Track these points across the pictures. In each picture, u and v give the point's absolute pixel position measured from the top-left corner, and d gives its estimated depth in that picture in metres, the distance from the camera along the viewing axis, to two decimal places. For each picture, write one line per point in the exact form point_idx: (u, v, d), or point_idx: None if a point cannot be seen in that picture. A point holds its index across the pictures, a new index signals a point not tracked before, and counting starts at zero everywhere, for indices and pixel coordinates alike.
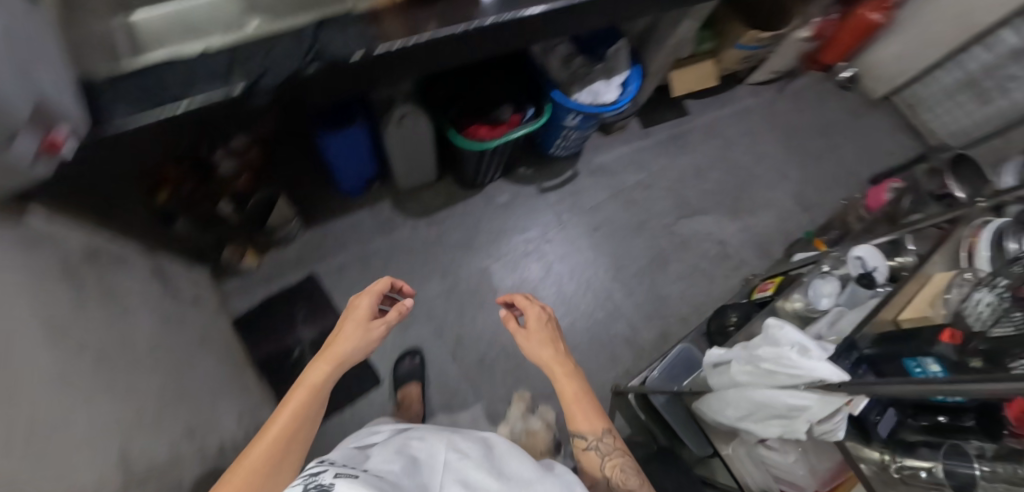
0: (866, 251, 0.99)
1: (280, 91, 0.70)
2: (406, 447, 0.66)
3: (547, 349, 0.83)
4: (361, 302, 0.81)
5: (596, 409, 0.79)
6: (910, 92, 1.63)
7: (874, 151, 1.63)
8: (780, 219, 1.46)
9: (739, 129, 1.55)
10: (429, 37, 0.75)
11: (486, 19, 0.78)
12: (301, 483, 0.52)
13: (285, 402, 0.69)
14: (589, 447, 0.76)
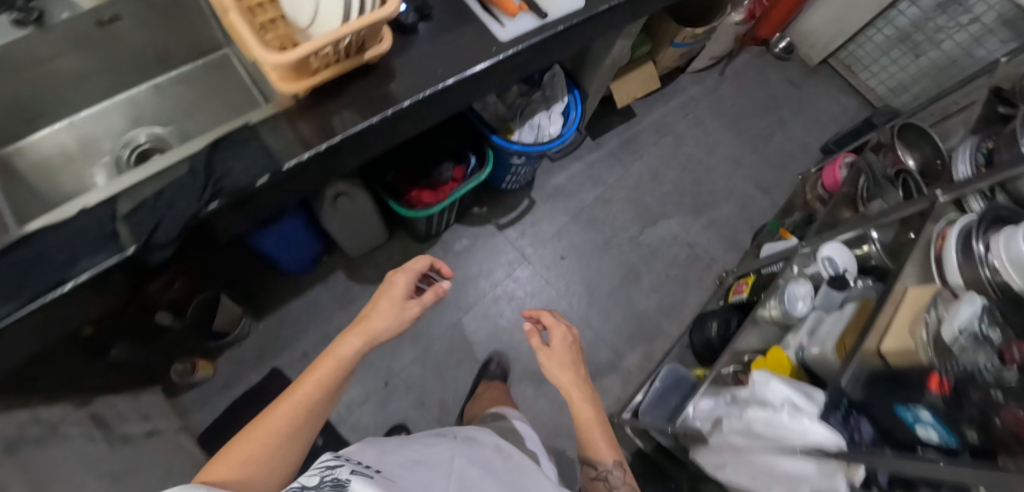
0: (834, 249, 0.99)
1: (183, 235, 0.60)
2: (429, 447, 0.65)
3: (568, 372, 0.79)
4: (395, 277, 0.75)
5: (610, 440, 0.76)
6: (845, 53, 1.63)
7: (821, 117, 1.63)
8: (742, 208, 1.45)
9: (688, 121, 1.51)
10: (341, 135, 0.66)
11: (404, 100, 0.69)
12: (314, 476, 0.46)
13: (308, 372, 0.61)
14: (599, 477, 0.74)
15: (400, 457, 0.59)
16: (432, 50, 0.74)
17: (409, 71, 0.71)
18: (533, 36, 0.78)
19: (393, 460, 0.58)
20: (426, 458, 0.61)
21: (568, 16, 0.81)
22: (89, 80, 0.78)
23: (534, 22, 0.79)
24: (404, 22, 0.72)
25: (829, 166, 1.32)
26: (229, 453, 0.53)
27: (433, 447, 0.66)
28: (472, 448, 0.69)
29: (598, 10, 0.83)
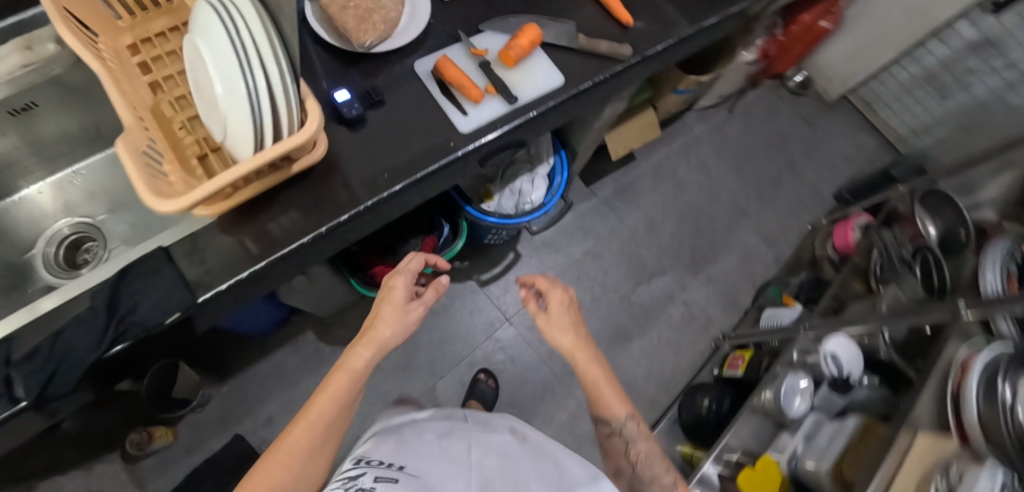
0: (838, 344, 0.89)
1: (85, 378, 0.54)
2: (452, 439, 0.66)
3: (570, 332, 0.67)
4: (399, 278, 0.64)
5: (621, 393, 0.65)
6: (866, 89, 1.49)
7: (837, 159, 1.50)
8: (745, 263, 1.34)
9: (690, 165, 1.40)
10: (266, 261, 0.58)
11: (341, 213, 0.61)
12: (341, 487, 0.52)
13: (321, 388, 0.55)
14: (613, 434, 0.65)
15: (422, 452, 0.61)
16: (381, 145, 0.64)
17: (352, 173, 0.63)
18: (498, 126, 0.68)
19: (415, 455, 0.60)
20: (450, 451, 0.62)
21: (544, 96, 0.70)
22: (13, 164, 0.70)
23: (501, 108, 0.69)
24: (347, 116, 0.63)
25: (841, 224, 1.22)
26: (248, 485, 0.48)
27: (455, 439, 0.66)
28: (494, 433, 0.69)
29: (579, 87, 0.72)
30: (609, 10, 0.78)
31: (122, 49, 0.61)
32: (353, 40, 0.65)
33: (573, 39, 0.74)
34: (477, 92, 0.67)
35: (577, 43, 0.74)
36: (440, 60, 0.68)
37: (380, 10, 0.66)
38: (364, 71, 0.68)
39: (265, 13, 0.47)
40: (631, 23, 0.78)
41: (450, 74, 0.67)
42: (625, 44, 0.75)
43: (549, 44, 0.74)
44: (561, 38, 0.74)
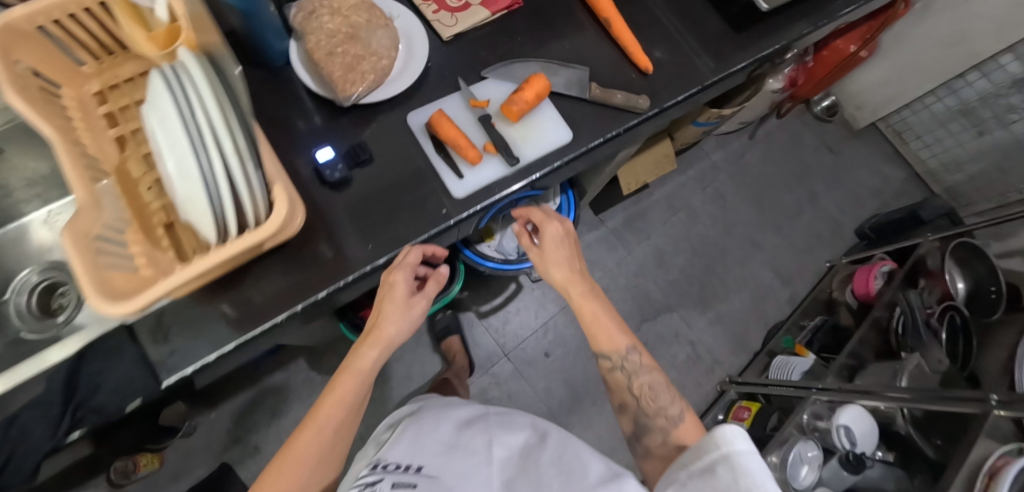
0: (851, 417, 0.84)
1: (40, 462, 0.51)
2: (471, 428, 0.60)
3: (563, 267, 0.63)
4: (398, 273, 0.55)
5: (622, 324, 0.63)
6: (897, 118, 1.40)
7: (863, 192, 1.41)
8: (757, 302, 1.28)
9: (705, 194, 1.33)
10: (235, 341, 0.53)
11: (319, 288, 0.56)
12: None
13: (329, 395, 0.52)
14: (614, 369, 0.63)
15: (439, 448, 0.56)
16: (370, 212, 0.59)
17: (336, 245, 0.58)
18: (496, 191, 0.62)
19: (431, 449, 0.55)
20: (466, 439, 0.57)
21: (549, 155, 0.64)
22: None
23: (501, 170, 0.63)
24: (329, 179, 0.57)
25: (862, 269, 1.14)
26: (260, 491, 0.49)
27: (474, 426, 0.60)
28: (516, 423, 0.60)
29: (587, 146, 0.66)
30: (627, 53, 0.71)
31: (89, 97, 0.56)
32: (339, 91, 0.59)
33: (585, 89, 0.67)
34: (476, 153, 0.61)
35: (589, 94, 0.67)
36: (438, 114, 0.61)
37: (371, 57, 0.60)
38: (355, 124, 0.62)
39: (228, 99, 0.44)
40: (650, 68, 0.71)
41: (447, 132, 0.61)
42: (643, 95, 0.68)
43: (558, 93, 0.67)
44: (572, 87, 0.68)
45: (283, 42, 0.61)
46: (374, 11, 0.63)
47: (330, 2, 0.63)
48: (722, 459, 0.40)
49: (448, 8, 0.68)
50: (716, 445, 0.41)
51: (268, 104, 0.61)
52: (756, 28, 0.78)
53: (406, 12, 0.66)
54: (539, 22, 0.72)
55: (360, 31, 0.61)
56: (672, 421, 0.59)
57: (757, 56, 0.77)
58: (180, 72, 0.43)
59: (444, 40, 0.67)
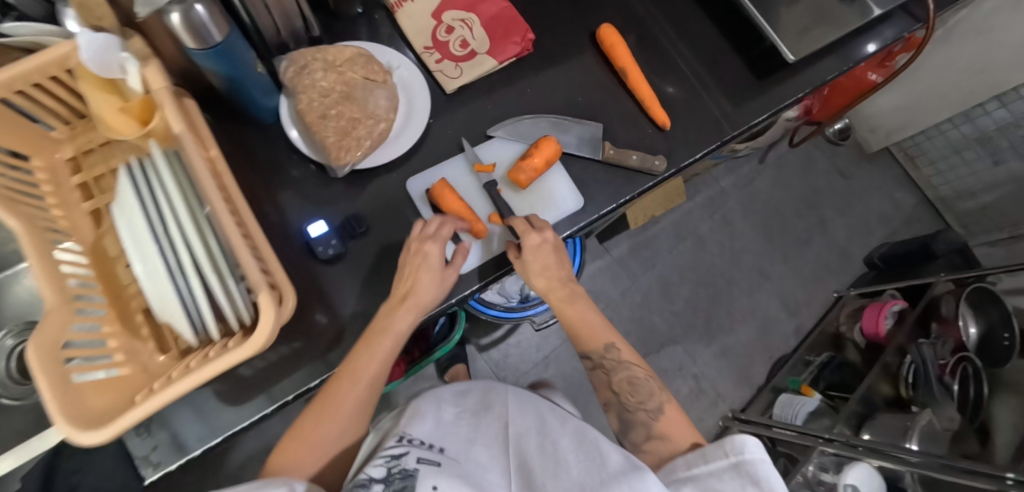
0: (861, 477, 0.80)
1: None
2: (489, 412, 0.63)
3: (541, 277, 0.58)
4: (429, 246, 0.52)
5: (604, 321, 0.61)
6: (911, 143, 1.34)
7: (875, 219, 1.36)
8: (763, 334, 1.25)
9: (713, 222, 1.29)
10: (223, 436, 0.53)
11: (315, 376, 0.55)
12: (382, 466, 0.49)
13: (352, 366, 0.51)
14: (594, 367, 0.61)
15: (462, 420, 0.61)
16: (370, 286, 0.57)
17: (336, 321, 0.56)
18: (501, 265, 0.60)
19: (454, 426, 0.59)
20: (484, 431, 0.59)
21: (558, 225, 0.62)
22: None
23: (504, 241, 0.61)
24: (321, 257, 0.55)
25: (873, 307, 1.10)
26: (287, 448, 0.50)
27: (492, 407, 0.64)
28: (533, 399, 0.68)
29: (597, 213, 0.63)
30: (644, 107, 0.67)
31: (62, 165, 0.52)
32: (332, 159, 0.55)
33: (598, 149, 0.63)
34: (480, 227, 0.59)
35: (602, 156, 0.63)
36: (438, 184, 0.57)
37: (367, 121, 0.56)
38: (354, 189, 0.59)
39: (190, 188, 0.43)
40: (669, 125, 0.66)
41: (448, 203, 0.57)
42: (659, 156, 0.64)
43: (569, 153, 0.63)
44: (583, 147, 0.63)
45: (271, 98, 0.56)
46: (371, 66, 0.58)
47: (324, 53, 0.57)
48: (734, 464, 0.43)
49: (453, 57, 0.64)
50: (728, 451, 0.43)
51: (267, 169, 0.59)
52: (777, 80, 0.75)
53: (406, 62, 0.61)
54: (549, 71, 0.68)
55: (356, 90, 0.56)
56: (652, 414, 0.56)
57: (774, 110, 0.75)
58: (148, 169, 0.43)
59: (447, 92, 0.63)
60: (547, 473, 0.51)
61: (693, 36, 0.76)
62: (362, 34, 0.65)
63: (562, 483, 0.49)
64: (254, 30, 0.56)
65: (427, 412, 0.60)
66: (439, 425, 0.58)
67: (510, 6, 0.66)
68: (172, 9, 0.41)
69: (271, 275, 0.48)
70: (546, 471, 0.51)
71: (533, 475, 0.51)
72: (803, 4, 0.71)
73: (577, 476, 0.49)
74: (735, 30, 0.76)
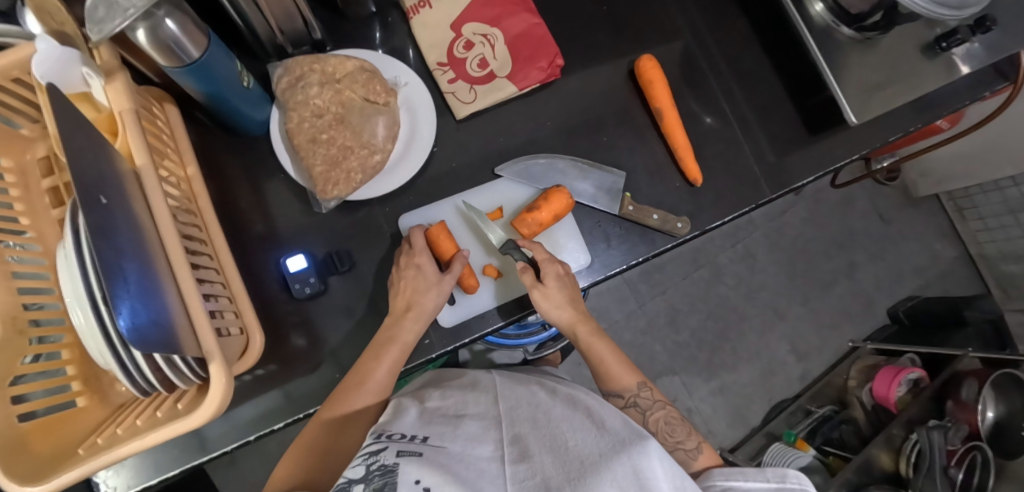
0: None
1: None
2: (476, 393, 0.53)
3: (566, 310, 0.54)
4: (423, 261, 0.52)
5: (627, 360, 0.56)
6: (964, 195, 1.22)
7: (908, 271, 1.26)
8: (766, 376, 1.20)
9: (733, 254, 1.22)
10: (178, 469, 0.52)
11: (277, 418, 0.52)
12: (360, 466, 0.38)
13: (356, 384, 0.48)
14: (626, 407, 0.54)
15: (448, 401, 0.51)
16: (351, 327, 0.54)
17: (311, 358, 0.53)
18: (488, 322, 0.56)
19: (440, 410, 0.48)
20: (473, 408, 0.49)
21: None
22: None
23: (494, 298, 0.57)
24: (296, 294, 0.53)
25: (887, 371, 1.03)
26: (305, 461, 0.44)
27: (477, 389, 0.54)
28: (521, 378, 0.59)
29: (600, 274, 0.59)
30: (676, 157, 0.61)
31: (34, 165, 0.47)
32: (318, 190, 0.51)
33: (615, 202, 0.58)
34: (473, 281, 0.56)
35: (619, 212, 0.58)
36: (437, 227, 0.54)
37: (361, 151, 0.51)
38: (347, 219, 0.56)
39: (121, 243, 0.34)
40: (700, 181, 0.61)
41: (442, 247, 0.54)
42: (683, 217, 0.59)
43: (581, 202, 0.58)
44: (597, 198, 0.58)
45: (262, 111, 0.52)
46: (373, 84, 0.52)
47: (322, 65, 0.52)
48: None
49: (468, 77, 0.57)
50: (794, 481, 0.42)
51: (259, 187, 0.56)
52: (829, 136, 0.67)
53: (415, 79, 0.55)
54: (574, 104, 0.62)
55: (352, 115, 0.52)
56: (692, 454, 0.50)
57: (823, 170, 0.67)
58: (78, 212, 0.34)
59: (457, 118, 0.57)
60: (546, 441, 0.41)
61: (744, 73, 0.68)
62: (372, 38, 0.59)
63: (568, 451, 0.39)
64: (250, 31, 0.50)
65: (410, 402, 0.50)
66: (424, 415, 0.47)
67: (541, 24, 0.59)
68: (139, 27, 0.36)
69: (240, 320, 0.47)
70: (543, 438, 0.42)
71: (532, 442, 0.42)
72: (877, 55, 0.62)
73: (582, 442, 0.41)
74: (793, 73, 0.67)
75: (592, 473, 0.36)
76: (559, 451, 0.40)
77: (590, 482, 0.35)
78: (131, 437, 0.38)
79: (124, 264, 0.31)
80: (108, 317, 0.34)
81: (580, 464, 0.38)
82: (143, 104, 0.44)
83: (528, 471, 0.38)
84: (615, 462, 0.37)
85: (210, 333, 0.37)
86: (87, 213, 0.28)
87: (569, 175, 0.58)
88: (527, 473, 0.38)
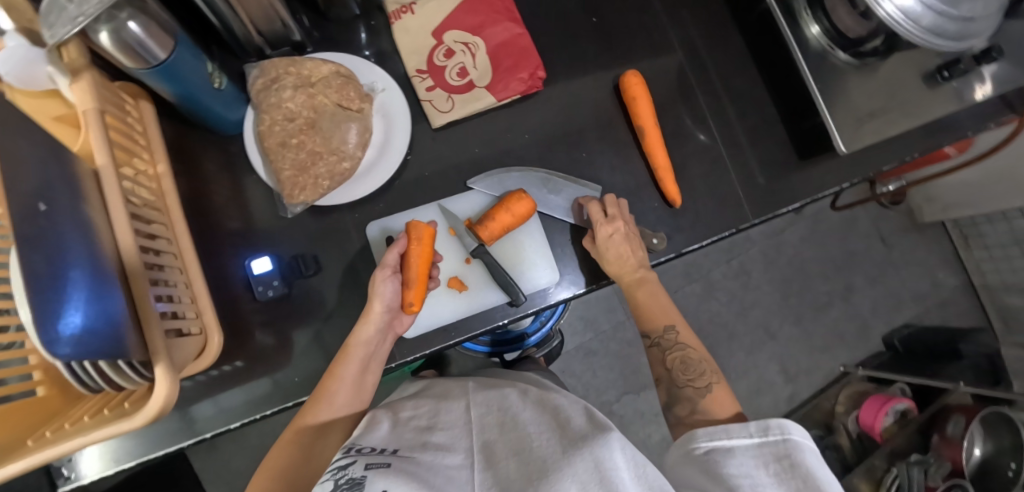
0: None
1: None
2: (448, 400, 0.53)
3: (625, 255, 0.54)
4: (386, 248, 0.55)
5: (669, 302, 0.56)
6: (970, 223, 1.19)
7: (909, 298, 1.23)
8: (752, 396, 1.18)
9: (727, 269, 1.20)
10: (134, 461, 0.53)
11: (235, 417, 0.53)
12: (329, 481, 0.37)
13: (321, 399, 0.48)
14: (650, 345, 0.56)
15: (420, 410, 0.51)
16: (316, 331, 0.55)
17: (275, 359, 0.54)
18: (451, 335, 0.56)
19: (412, 423, 0.48)
20: (444, 418, 0.49)
21: (529, 298, 0.58)
22: None
23: (452, 308, 0.57)
24: (259, 297, 0.53)
25: (875, 399, 1.02)
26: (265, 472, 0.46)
27: (449, 396, 0.54)
28: (495, 383, 0.59)
29: (570, 290, 0.58)
30: (656, 176, 0.60)
31: None
32: (286, 194, 0.51)
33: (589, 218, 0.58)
34: (418, 297, 0.53)
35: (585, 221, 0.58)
36: (414, 226, 0.53)
37: (330, 157, 0.51)
38: (318, 222, 0.56)
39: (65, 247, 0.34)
40: (680, 202, 0.60)
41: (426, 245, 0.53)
42: (660, 234, 0.59)
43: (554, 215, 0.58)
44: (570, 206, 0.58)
45: (236, 111, 0.52)
46: (347, 90, 0.52)
47: (298, 69, 0.52)
48: (781, 449, 0.40)
49: (447, 86, 0.56)
50: (774, 431, 0.41)
51: (233, 185, 0.56)
52: (818, 162, 0.65)
53: (393, 85, 0.54)
54: (556, 118, 0.61)
55: (323, 120, 0.51)
56: (701, 392, 0.51)
57: (810, 197, 0.65)
58: None
59: (433, 126, 0.57)
60: (512, 446, 0.42)
61: (735, 92, 0.66)
62: (355, 40, 0.58)
63: (532, 453, 0.40)
64: (228, 32, 0.50)
65: (382, 416, 0.49)
66: (398, 429, 0.47)
67: (524, 34, 0.58)
68: (102, 29, 0.36)
69: (200, 321, 0.47)
70: (510, 441, 0.43)
71: (498, 448, 0.42)
72: (876, 80, 0.60)
73: (547, 442, 0.41)
74: (787, 96, 0.65)
75: (555, 471, 0.37)
76: (523, 452, 0.40)
77: (552, 480, 0.36)
78: (79, 432, 0.38)
79: (71, 269, 0.31)
80: None
81: (541, 463, 0.39)
82: (113, 101, 0.44)
83: (495, 476, 0.38)
84: (577, 460, 0.37)
85: (160, 334, 0.38)
86: (25, 219, 0.28)
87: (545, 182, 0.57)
88: (490, 479, 0.38)
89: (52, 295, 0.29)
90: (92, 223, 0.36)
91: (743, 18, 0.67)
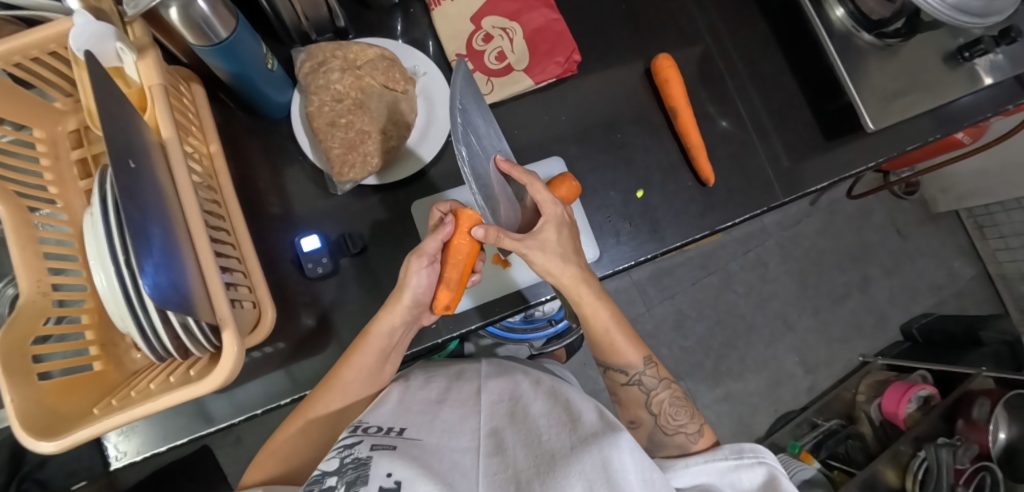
0: None
1: None
2: (461, 380, 0.52)
3: (570, 267, 0.49)
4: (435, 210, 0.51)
5: (635, 336, 0.53)
6: (984, 213, 1.21)
7: (926, 288, 1.24)
8: (772, 386, 1.18)
9: (743, 262, 1.21)
10: (187, 438, 0.53)
11: (283, 394, 0.54)
12: (335, 458, 0.39)
13: (330, 389, 0.49)
14: (628, 383, 0.54)
15: (430, 388, 0.51)
16: (359, 309, 0.55)
17: (318, 337, 0.55)
18: (495, 312, 0.58)
19: (421, 398, 0.48)
20: (454, 396, 0.48)
21: (534, 288, 0.58)
22: None
23: (488, 292, 0.58)
24: (309, 274, 0.54)
25: (898, 386, 1.03)
26: (270, 451, 0.49)
27: (462, 376, 0.53)
28: (508, 365, 0.58)
29: (609, 269, 0.60)
30: (690, 157, 0.61)
31: (65, 137, 0.49)
32: (335, 173, 0.53)
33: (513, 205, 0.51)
34: (453, 298, 0.51)
35: (521, 205, 0.54)
36: (467, 217, 0.49)
37: (379, 136, 0.52)
38: (361, 203, 0.57)
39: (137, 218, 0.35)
40: (712, 181, 0.62)
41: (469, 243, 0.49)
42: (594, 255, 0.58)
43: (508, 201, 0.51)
44: (491, 201, 0.46)
45: (283, 94, 0.53)
46: (392, 72, 0.53)
47: (345, 52, 0.53)
48: (757, 471, 0.43)
49: (486, 70, 0.58)
50: (749, 455, 0.44)
51: (277, 165, 0.57)
52: (845, 144, 0.66)
53: (434, 69, 0.56)
54: (589, 102, 0.63)
55: (371, 101, 0.53)
56: (693, 438, 0.50)
57: (838, 177, 0.66)
58: (102, 190, 0.35)
59: None
60: (519, 435, 0.41)
61: (761, 76, 0.68)
62: (394, 28, 0.60)
63: (539, 445, 0.39)
64: (277, 17, 0.52)
65: (395, 394, 0.50)
66: (406, 403, 0.48)
67: (560, 19, 0.60)
68: (172, 5, 0.38)
69: (252, 295, 0.48)
70: (518, 432, 0.42)
71: (506, 435, 0.41)
72: (898, 63, 0.61)
73: (555, 436, 0.41)
74: (812, 79, 0.67)
75: (562, 466, 0.37)
76: (528, 445, 0.40)
77: (557, 476, 0.36)
78: (141, 399, 0.39)
79: (150, 233, 0.32)
80: (134, 276, 0.35)
81: (550, 457, 0.38)
82: (170, 81, 0.46)
83: (499, 465, 0.38)
84: (584, 456, 0.37)
85: (224, 300, 0.38)
86: (119, 172, 0.29)
87: (485, 136, 0.49)
88: (497, 468, 0.38)
89: (139, 252, 0.29)
90: (165, 192, 0.37)
91: (765, 6, 0.68)
